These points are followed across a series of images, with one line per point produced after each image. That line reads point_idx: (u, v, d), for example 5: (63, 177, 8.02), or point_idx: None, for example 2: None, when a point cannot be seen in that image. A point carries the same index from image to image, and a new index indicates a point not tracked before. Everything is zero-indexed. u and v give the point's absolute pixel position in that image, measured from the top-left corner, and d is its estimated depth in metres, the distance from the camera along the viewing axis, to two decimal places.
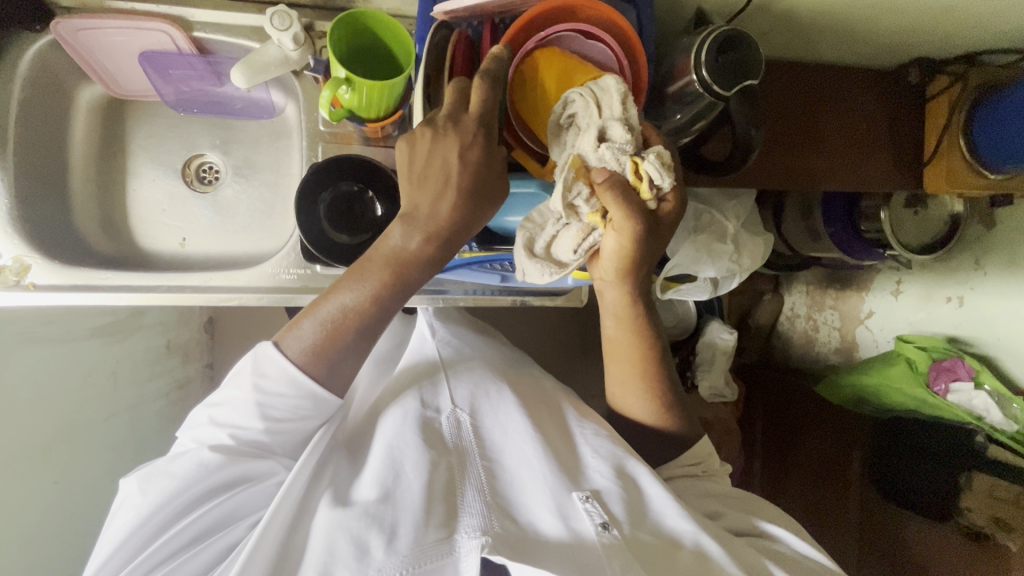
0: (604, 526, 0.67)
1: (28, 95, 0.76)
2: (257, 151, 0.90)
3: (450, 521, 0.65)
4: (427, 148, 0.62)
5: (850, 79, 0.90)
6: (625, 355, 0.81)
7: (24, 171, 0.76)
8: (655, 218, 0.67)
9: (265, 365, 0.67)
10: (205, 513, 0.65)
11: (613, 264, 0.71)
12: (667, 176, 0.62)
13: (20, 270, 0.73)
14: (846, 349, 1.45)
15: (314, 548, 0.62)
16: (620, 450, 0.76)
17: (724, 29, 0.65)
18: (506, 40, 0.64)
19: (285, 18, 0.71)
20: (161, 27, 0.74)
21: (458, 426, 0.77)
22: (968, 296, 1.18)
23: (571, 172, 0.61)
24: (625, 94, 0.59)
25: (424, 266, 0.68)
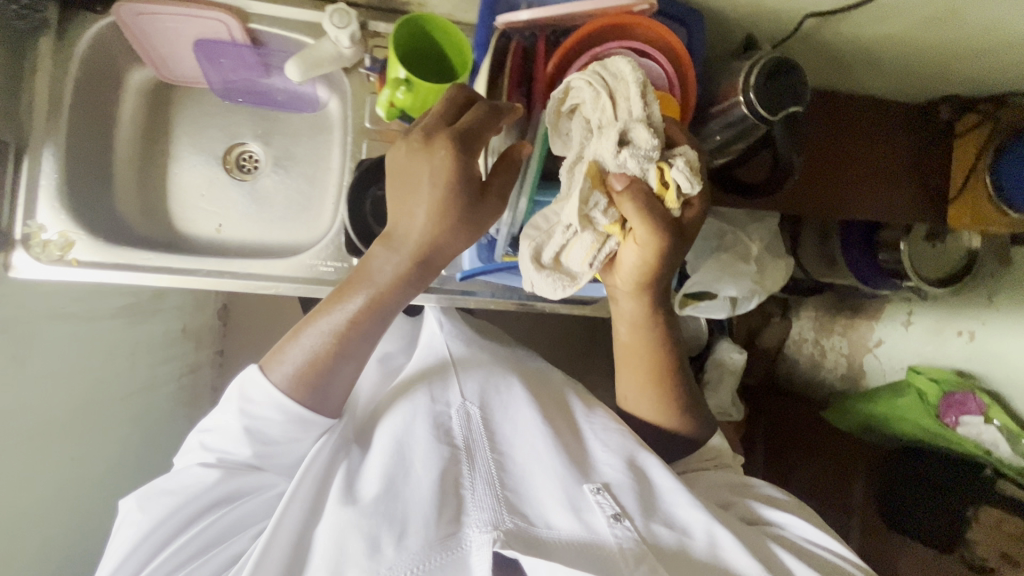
0: (616, 517, 0.68)
1: (85, 73, 0.76)
2: (297, 143, 0.91)
3: (459, 516, 0.66)
4: (402, 162, 0.62)
5: (880, 111, 0.92)
6: (640, 362, 0.82)
7: (72, 148, 0.76)
8: (681, 226, 0.67)
9: (250, 390, 0.68)
10: (202, 531, 0.67)
11: (634, 273, 0.71)
12: (696, 182, 0.62)
13: (64, 246, 0.73)
14: (852, 376, 1.47)
15: (324, 546, 0.63)
16: (630, 441, 0.77)
17: (774, 56, 0.67)
18: (562, 52, 0.66)
19: (344, 16, 0.73)
20: (219, 17, 0.76)
21: (468, 420, 0.76)
22: (979, 331, 1.19)
23: (589, 182, 0.61)
24: (643, 85, 0.58)
25: (403, 286, 0.67)
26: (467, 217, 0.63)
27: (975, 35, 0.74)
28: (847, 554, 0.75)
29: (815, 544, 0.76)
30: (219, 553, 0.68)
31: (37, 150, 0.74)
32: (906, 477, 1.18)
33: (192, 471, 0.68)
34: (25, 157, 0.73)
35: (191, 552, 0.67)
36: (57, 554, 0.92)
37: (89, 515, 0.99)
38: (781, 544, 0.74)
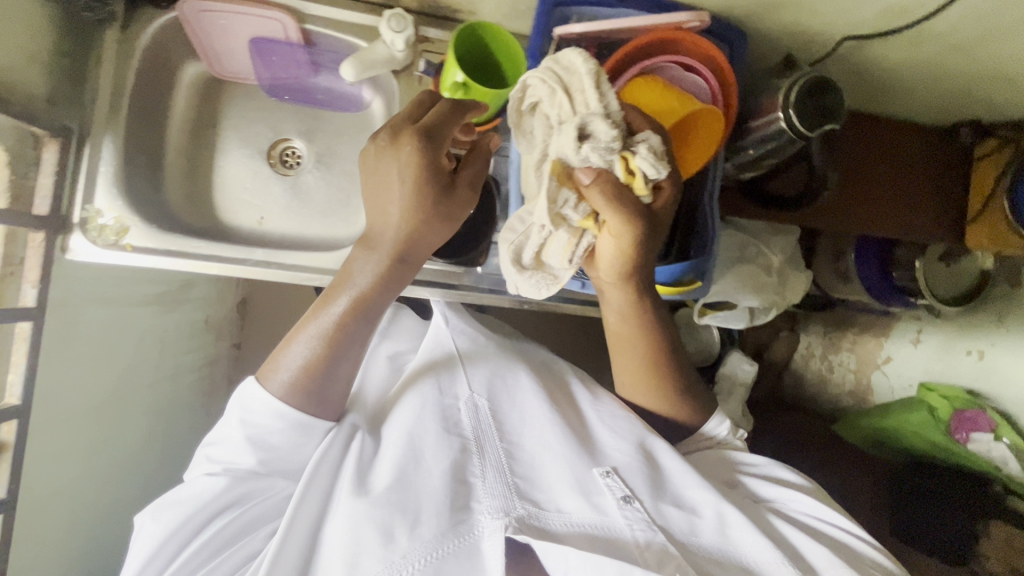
0: (627, 499, 0.68)
1: (145, 66, 0.78)
2: (340, 141, 0.92)
3: (469, 504, 0.67)
4: (373, 162, 0.66)
5: (902, 132, 0.95)
6: (632, 353, 0.80)
7: (130, 137, 0.78)
8: (652, 214, 0.66)
9: (250, 401, 0.68)
10: (209, 540, 0.66)
11: (616, 262, 0.69)
12: (661, 167, 0.60)
13: (119, 231, 0.74)
14: (859, 393, 1.50)
15: (340, 539, 0.64)
16: (631, 424, 0.76)
17: (814, 76, 0.70)
18: (613, 62, 0.68)
19: (401, 21, 0.75)
20: (278, 17, 0.78)
21: (477, 412, 0.75)
22: (988, 351, 1.22)
23: (555, 180, 0.62)
24: (594, 75, 0.57)
25: (382, 281, 0.70)
26: (437, 208, 0.68)
27: (1003, 62, 0.77)
28: (860, 532, 0.72)
29: (814, 519, 0.74)
30: (226, 561, 0.67)
31: (98, 138, 0.75)
32: (914, 492, 1.20)
33: (199, 481, 0.68)
34: (87, 143, 0.75)
35: (198, 562, 0.66)
36: (82, 537, 0.93)
37: (115, 499, 1.00)
38: (782, 516, 0.73)
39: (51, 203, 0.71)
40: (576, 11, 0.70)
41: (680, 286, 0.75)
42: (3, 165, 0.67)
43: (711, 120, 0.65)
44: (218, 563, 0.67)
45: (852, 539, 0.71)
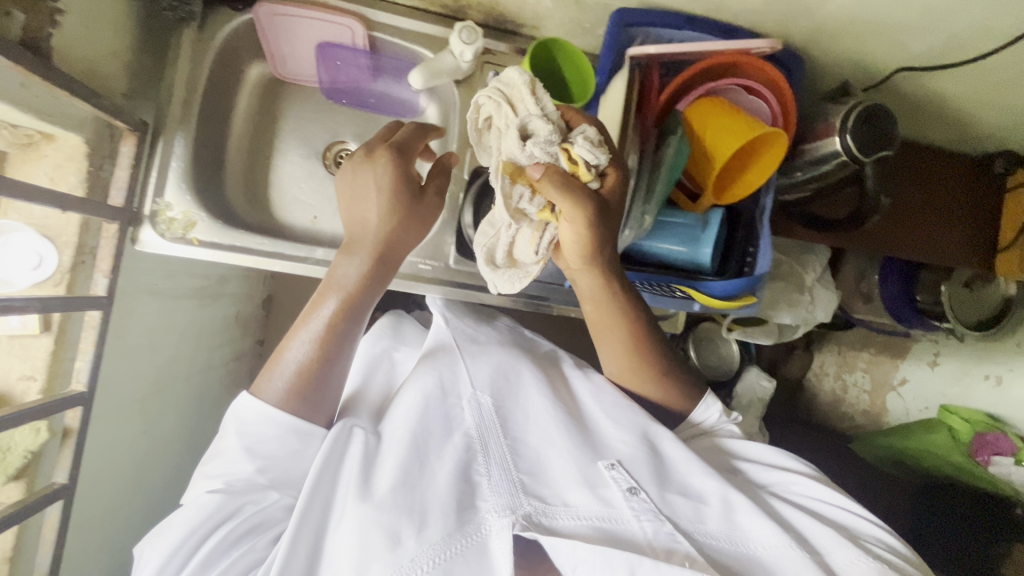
0: (633, 490, 0.63)
1: (217, 65, 0.80)
2: None
3: (473, 502, 0.62)
4: (349, 176, 0.71)
5: (939, 158, 0.97)
6: (617, 338, 0.73)
7: (199, 134, 0.80)
8: (604, 199, 0.63)
9: (243, 412, 0.62)
10: (204, 564, 0.58)
11: (577, 246, 0.64)
12: (601, 153, 0.60)
13: (187, 225, 0.76)
14: (874, 413, 1.51)
15: (341, 548, 0.57)
16: (632, 408, 0.71)
17: (870, 103, 0.72)
18: (679, 83, 0.71)
19: (471, 33, 0.77)
20: (348, 23, 0.80)
21: (481, 410, 0.69)
22: (1006, 376, 1.22)
23: (506, 178, 0.61)
24: (531, 85, 0.60)
25: (369, 278, 0.69)
26: (414, 211, 0.72)
27: None
28: (865, 514, 0.67)
29: (824, 505, 0.69)
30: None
31: (170, 134, 0.77)
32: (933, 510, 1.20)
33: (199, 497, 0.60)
34: (160, 138, 0.77)
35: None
36: (120, 528, 0.93)
37: (151, 490, 1.01)
38: (784, 501, 0.69)
39: (126, 196, 0.72)
40: (644, 31, 0.73)
41: (737, 301, 0.72)
42: (83, 157, 0.68)
43: (771, 148, 0.68)
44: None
45: (855, 521, 0.66)
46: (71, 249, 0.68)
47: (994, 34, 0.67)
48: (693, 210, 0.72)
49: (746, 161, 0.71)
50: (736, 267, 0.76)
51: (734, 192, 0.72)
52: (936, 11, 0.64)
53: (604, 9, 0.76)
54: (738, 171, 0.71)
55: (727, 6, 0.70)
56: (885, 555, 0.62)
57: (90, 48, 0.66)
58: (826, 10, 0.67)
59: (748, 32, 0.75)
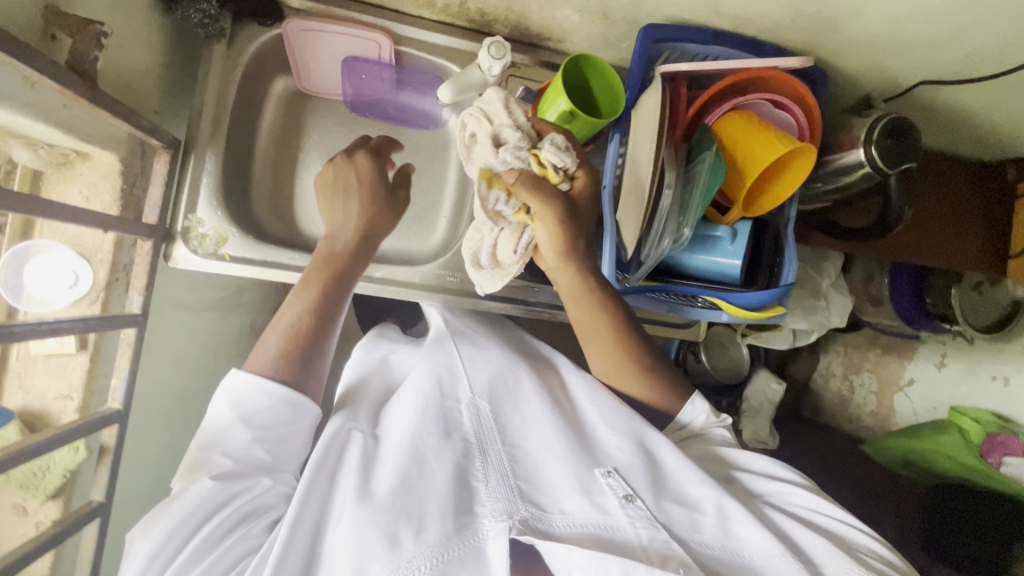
0: (630, 498, 0.60)
1: (244, 80, 0.80)
2: (417, 157, 0.93)
3: (472, 507, 0.59)
4: (333, 174, 0.76)
5: (949, 167, 0.99)
6: (601, 332, 0.72)
7: (228, 149, 0.80)
8: (573, 200, 0.68)
9: (236, 387, 0.60)
10: (200, 542, 0.55)
11: (552, 246, 0.68)
12: (568, 156, 0.64)
13: (218, 240, 0.77)
14: (881, 414, 1.44)
15: (336, 552, 0.55)
16: (624, 408, 0.69)
17: (894, 117, 0.74)
18: (708, 98, 0.72)
19: (500, 48, 0.77)
20: (376, 38, 0.80)
21: (480, 416, 0.68)
22: (1014, 376, 1.17)
23: (484, 182, 0.66)
24: (504, 99, 0.66)
25: (353, 257, 0.71)
26: (389, 202, 0.77)
27: None
28: (859, 524, 0.64)
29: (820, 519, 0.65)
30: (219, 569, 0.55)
31: (200, 151, 0.77)
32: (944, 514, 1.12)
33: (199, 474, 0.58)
34: (191, 155, 0.77)
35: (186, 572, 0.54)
36: None
37: None
38: (778, 510, 0.65)
39: (159, 213, 0.71)
40: (672, 46, 0.74)
41: (764, 312, 0.72)
42: (117, 175, 0.68)
43: (800, 161, 0.69)
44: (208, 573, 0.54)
45: (848, 530, 0.63)
46: (105, 267, 0.70)
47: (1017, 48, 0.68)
48: (721, 221, 0.73)
49: (774, 175, 0.71)
50: (766, 280, 0.77)
51: (762, 205, 0.73)
52: (960, 27, 0.66)
53: (630, 24, 0.77)
54: (766, 184, 0.72)
55: (755, 21, 0.71)
56: (879, 568, 0.59)
57: (124, 67, 0.66)
58: (852, 26, 0.69)
59: (774, 47, 0.76)
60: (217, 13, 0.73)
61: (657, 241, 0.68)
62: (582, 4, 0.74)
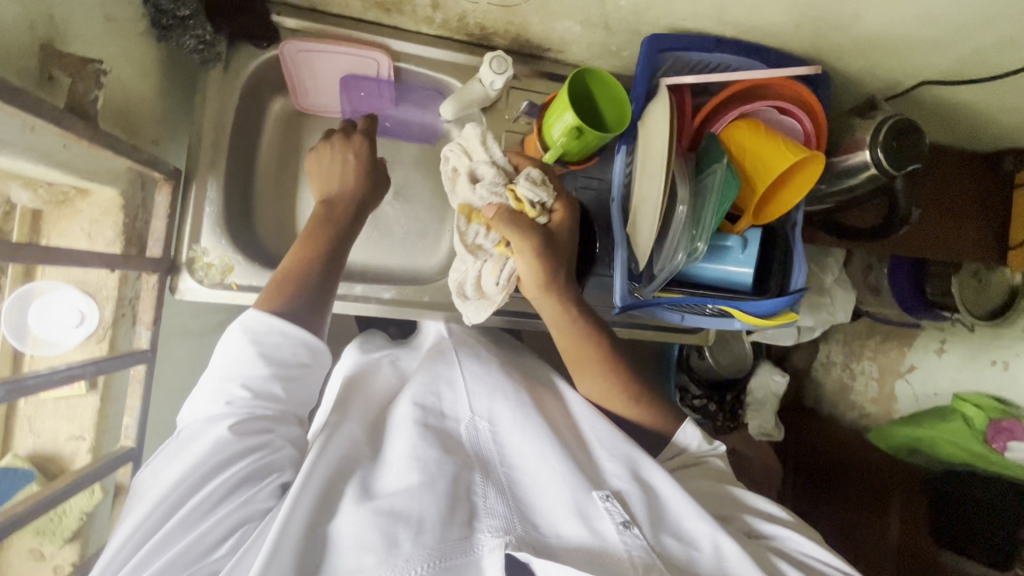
0: (626, 525, 0.55)
1: (242, 103, 0.79)
2: (418, 172, 0.91)
3: (472, 517, 0.54)
4: (328, 156, 0.74)
5: (949, 161, 0.97)
6: (590, 357, 0.70)
7: (228, 174, 0.78)
8: (550, 231, 0.67)
9: (254, 323, 0.57)
10: (206, 498, 0.50)
11: (531, 279, 0.67)
12: (542, 190, 0.65)
13: (224, 269, 0.75)
14: (883, 402, 1.33)
15: (330, 546, 0.50)
16: (622, 442, 0.65)
17: (899, 118, 0.74)
18: (713, 107, 0.71)
19: (502, 63, 0.76)
20: (375, 56, 0.79)
21: (476, 434, 0.64)
22: (1014, 361, 1.08)
23: (462, 217, 0.70)
24: (483, 134, 0.68)
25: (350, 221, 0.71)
26: (374, 182, 0.76)
27: None
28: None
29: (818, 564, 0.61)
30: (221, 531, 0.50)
31: (202, 179, 0.76)
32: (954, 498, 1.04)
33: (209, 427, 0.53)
34: (193, 183, 0.75)
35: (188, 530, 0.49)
36: None
37: None
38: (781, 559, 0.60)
39: (163, 245, 0.70)
40: (675, 56, 0.74)
41: (778, 320, 0.72)
42: (118, 211, 0.67)
43: (809, 169, 0.69)
44: (211, 533, 0.49)
45: None
46: (111, 304, 0.68)
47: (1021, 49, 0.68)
48: (732, 229, 0.72)
49: (782, 183, 0.71)
50: (777, 289, 0.77)
51: (773, 211, 0.73)
52: (963, 29, 0.66)
53: (632, 34, 0.76)
54: (774, 192, 0.72)
55: (759, 29, 0.71)
56: None
57: (121, 99, 0.65)
58: (856, 32, 0.69)
59: (778, 52, 0.75)
60: (211, 38, 0.72)
61: (671, 255, 0.68)
62: (585, 17, 0.73)
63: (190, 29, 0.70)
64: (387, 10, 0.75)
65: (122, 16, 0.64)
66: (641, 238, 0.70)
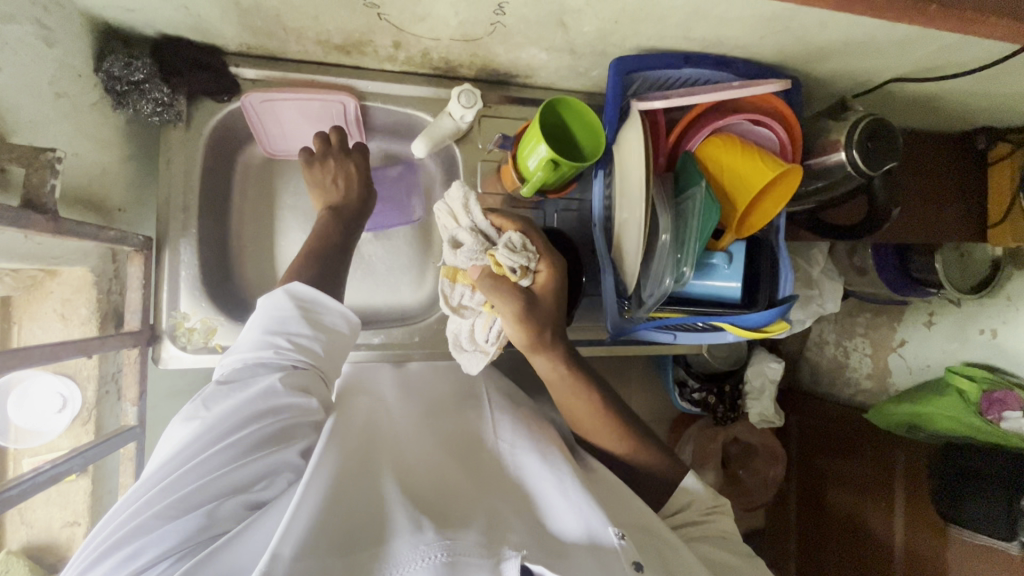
0: (638, 566, 0.54)
1: (209, 158, 0.77)
2: (396, 206, 0.90)
3: (492, 526, 0.53)
4: (332, 168, 0.75)
5: (925, 142, 0.96)
6: (583, 410, 0.69)
7: (202, 233, 0.76)
8: (533, 293, 0.66)
9: (302, 292, 0.62)
10: (247, 436, 0.51)
11: (518, 339, 0.66)
12: (521, 258, 0.63)
13: (207, 332, 0.74)
14: (879, 377, 1.29)
15: (352, 512, 0.50)
16: (619, 492, 0.64)
17: (870, 119, 0.74)
18: (686, 124, 0.71)
19: (471, 96, 0.75)
20: (341, 99, 0.77)
21: (501, 466, 0.65)
22: (1002, 330, 1.06)
23: (449, 279, 0.72)
24: (464, 199, 0.68)
25: (349, 221, 0.74)
26: (367, 192, 0.77)
27: None
28: None
29: None
30: (256, 469, 0.50)
31: (175, 243, 0.74)
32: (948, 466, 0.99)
33: (254, 373, 0.56)
34: (166, 250, 0.73)
35: (228, 460, 0.50)
36: None
37: None
38: None
39: (141, 317, 0.69)
40: (643, 75, 0.74)
41: (767, 333, 0.72)
42: (90, 287, 0.67)
43: (788, 181, 0.69)
44: (245, 469, 0.50)
45: None
46: (93, 382, 0.69)
47: (988, 48, 0.68)
48: (715, 246, 0.72)
49: (761, 195, 0.71)
50: (766, 300, 0.77)
51: (754, 224, 0.72)
52: (926, 33, 0.65)
53: (599, 55, 0.75)
54: (755, 206, 0.71)
55: (725, 43, 0.71)
56: None
57: (77, 175, 0.63)
58: (822, 39, 0.69)
59: (747, 62, 0.75)
60: (170, 99, 0.70)
61: (659, 278, 0.69)
62: (550, 44, 0.72)
63: (146, 93, 0.68)
64: (347, 52, 0.73)
65: (73, 91, 0.62)
66: (627, 265, 0.70)
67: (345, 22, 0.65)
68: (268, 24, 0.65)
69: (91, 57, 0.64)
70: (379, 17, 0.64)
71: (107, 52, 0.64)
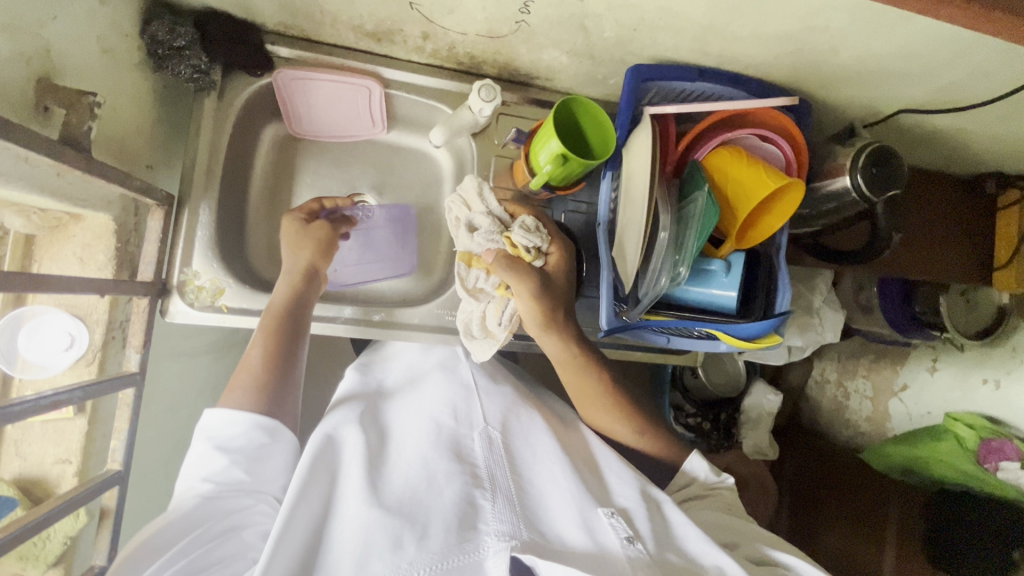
0: (630, 539, 0.58)
1: (237, 129, 0.81)
2: (409, 195, 0.92)
3: (474, 523, 0.57)
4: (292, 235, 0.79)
5: (934, 184, 0.98)
6: (594, 390, 0.74)
7: (222, 199, 0.80)
8: (546, 273, 0.71)
9: (213, 423, 0.65)
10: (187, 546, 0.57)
11: (531, 317, 0.69)
12: (536, 236, 0.68)
13: (214, 292, 0.77)
14: (878, 421, 1.28)
15: (329, 553, 0.55)
16: (603, 482, 0.67)
17: (875, 146, 0.75)
18: (694, 133, 0.73)
19: (491, 91, 0.78)
20: (366, 83, 0.81)
21: (491, 445, 0.68)
22: (1004, 381, 1.05)
23: (463, 263, 0.74)
24: (478, 189, 0.73)
25: (305, 294, 0.76)
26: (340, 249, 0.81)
27: None
28: None
29: None
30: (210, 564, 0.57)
31: (194, 204, 0.77)
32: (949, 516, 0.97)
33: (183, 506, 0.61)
34: (185, 210, 0.77)
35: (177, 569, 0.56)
36: None
37: None
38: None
39: (154, 269, 0.72)
40: (659, 85, 0.76)
41: (762, 343, 0.73)
42: (111, 235, 0.70)
43: (791, 195, 0.71)
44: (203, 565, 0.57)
45: None
46: (101, 327, 0.72)
47: (996, 84, 0.69)
48: (716, 253, 0.74)
49: (764, 207, 0.72)
50: (761, 312, 0.78)
51: (756, 235, 0.74)
52: (934, 64, 0.67)
53: (618, 63, 0.78)
54: (758, 218, 0.73)
55: (739, 60, 0.73)
56: None
57: (114, 127, 0.67)
58: (834, 64, 0.71)
59: (759, 81, 0.77)
60: (207, 67, 0.74)
61: (655, 278, 0.70)
62: (571, 47, 0.75)
63: (186, 59, 0.72)
64: (378, 40, 0.77)
65: (118, 49, 0.66)
66: (626, 261, 0.71)
67: (378, 9, 0.69)
68: (306, 5, 0.69)
69: (139, 20, 0.68)
70: (411, 6, 0.67)
71: (154, 17, 0.69)
